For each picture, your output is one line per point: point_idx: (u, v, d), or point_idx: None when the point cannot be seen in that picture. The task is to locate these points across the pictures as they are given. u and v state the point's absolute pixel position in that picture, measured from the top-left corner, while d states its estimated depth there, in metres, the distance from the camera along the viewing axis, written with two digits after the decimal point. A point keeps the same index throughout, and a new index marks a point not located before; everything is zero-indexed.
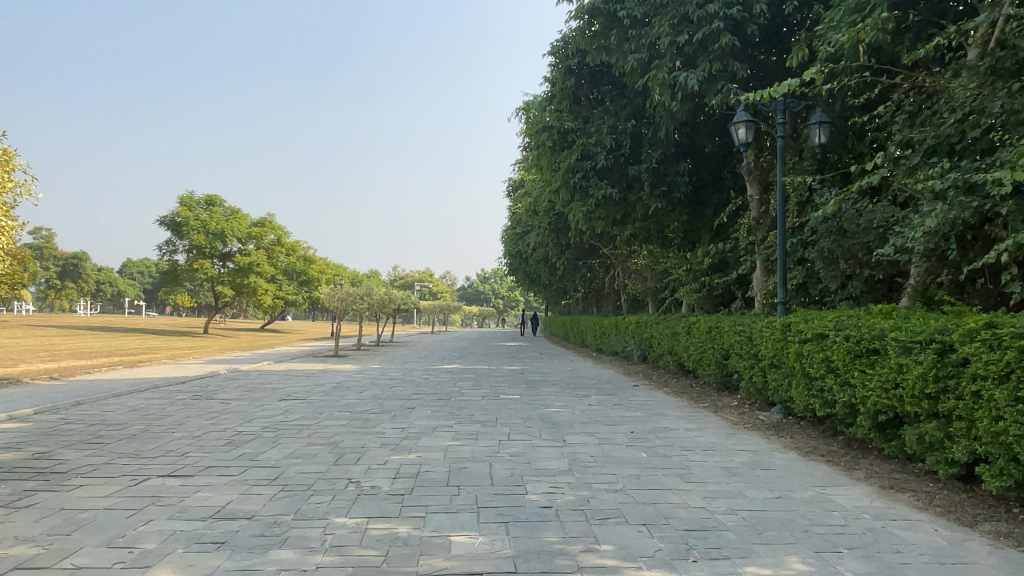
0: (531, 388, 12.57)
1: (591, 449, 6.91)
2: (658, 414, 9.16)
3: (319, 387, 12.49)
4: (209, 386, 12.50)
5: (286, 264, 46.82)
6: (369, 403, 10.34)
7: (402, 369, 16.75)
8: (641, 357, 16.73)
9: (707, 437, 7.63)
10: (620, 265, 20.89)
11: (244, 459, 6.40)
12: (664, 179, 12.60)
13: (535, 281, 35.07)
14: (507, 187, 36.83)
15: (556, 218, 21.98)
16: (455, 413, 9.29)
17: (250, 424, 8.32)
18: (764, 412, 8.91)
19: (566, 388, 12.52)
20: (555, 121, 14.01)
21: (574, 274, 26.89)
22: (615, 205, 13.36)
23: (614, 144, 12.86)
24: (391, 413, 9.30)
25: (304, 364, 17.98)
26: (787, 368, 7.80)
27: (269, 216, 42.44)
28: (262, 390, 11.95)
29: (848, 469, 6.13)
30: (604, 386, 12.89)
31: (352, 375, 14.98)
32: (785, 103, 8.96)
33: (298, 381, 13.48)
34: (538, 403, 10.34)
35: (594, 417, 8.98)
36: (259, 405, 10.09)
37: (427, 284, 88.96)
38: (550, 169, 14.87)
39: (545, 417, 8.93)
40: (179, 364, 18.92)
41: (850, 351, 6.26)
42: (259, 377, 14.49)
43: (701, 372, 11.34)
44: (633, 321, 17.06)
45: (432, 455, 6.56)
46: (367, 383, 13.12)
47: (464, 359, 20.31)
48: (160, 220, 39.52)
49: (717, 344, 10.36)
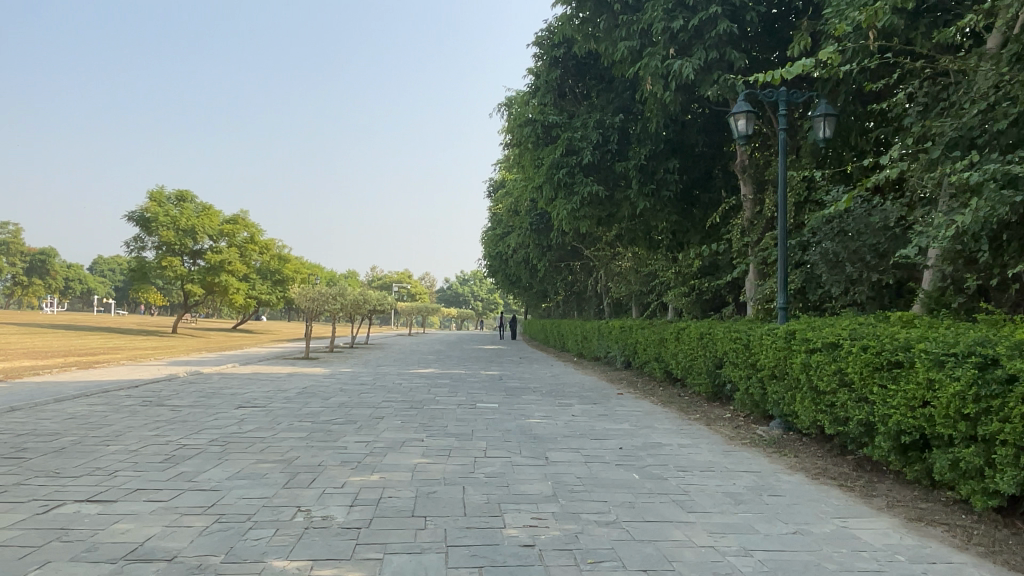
0: (510, 396, 11.82)
1: (576, 469, 6.18)
2: (647, 427, 8.47)
3: (282, 393, 11.64)
4: (163, 391, 11.59)
5: (259, 263, 45.62)
6: (335, 412, 9.53)
7: (374, 373, 15.91)
8: (625, 363, 16.05)
9: (703, 454, 6.94)
10: (603, 268, 20.24)
11: (180, 480, 5.58)
12: (653, 177, 11.95)
13: (515, 284, 34.31)
14: (488, 187, 36.10)
15: (538, 218, 21.31)
16: (427, 424, 8.53)
17: (198, 436, 7.48)
18: (760, 426, 8.25)
19: (547, 396, 11.79)
20: (539, 115, 13.32)
21: (555, 276, 26.20)
22: (601, 203, 12.68)
23: (601, 139, 12.18)
24: (357, 424, 8.51)
25: (271, 368, 17.05)
26: (791, 380, 7.12)
27: (243, 213, 41.34)
28: (220, 396, 11.07)
29: (866, 495, 5.47)
30: (587, 394, 12.17)
31: (320, 380, 14.13)
32: (788, 94, 8.34)
33: (261, 386, 12.61)
34: (518, 413, 9.61)
35: (578, 430, 8.25)
36: (213, 413, 9.23)
37: (406, 285, 87.86)
38: (533, 165, 14.15)
39: (525, 429, 8.19)
40: (139, 365, 17.89)
41: (868, 363, 5.61)
42: (220, 381, 13.59)
43: (690, 380, 10.69)
44: (617, 325, 16.37)
45: (398, 476, 5.78)
46: (334, 389, 12.29)
47: (440, 363, 19.52)
48: (128, 216, 38.18)
49: (709, 352, 9.71)
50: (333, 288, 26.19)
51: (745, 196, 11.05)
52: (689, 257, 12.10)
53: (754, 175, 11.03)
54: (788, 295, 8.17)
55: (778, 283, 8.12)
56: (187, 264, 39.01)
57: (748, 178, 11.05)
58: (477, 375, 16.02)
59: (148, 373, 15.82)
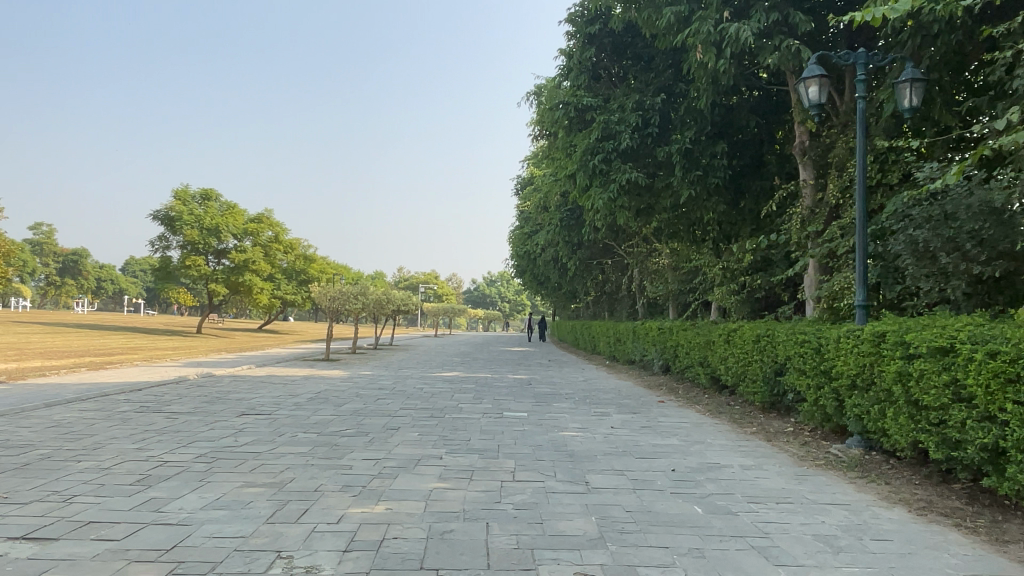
0: (541, 403, 10.74)
1: (625, 499, 5.09)
2: (699, 444, 7.33)
3: (292, 398, 10.69)
4: (166, 396, 10.71)
5: (284, 262, 45.11)
6: (346, 422, 8.54)
7: (393, 377, 14.91)
8: (664, 368, 14.85)
9: (773, 483, 5.78)
10: (638, 265, 19.01)
11: (145, 509, 4.60)
12: (698, 163, 10.83)
13: (542, 283, 33.19)
14: (516, 183, 35.05)
15: (568, 213, 20.21)
16: (448, 437, 7.50)
17: (185, 451, 6.52)
18: (835, 445, 7.09)
19: (582, 404, 10.68)
20: (572, 97, 12.27)
21: (587, 275, 25.02)
22: (640, 193, 11.56)
23: (640, 122, 11.09)
24: (368, 437, 7.49)
25: (288, 370, 16.18)
26: (881, 392, 5.97)
27: (268, 212, 40.94)
28: (224, 402, 10.16)
29: (997, 542, 4.30)
30: (626, 403, 11.02)
31: (337, 384, 13.19)
32: (867, 56, 7.20)
33: (271, 391, 11.69)
34: (550, 424, 8.54)
35: (621, 447, 7.13)
36: (211, 422, 8.29)
37: (433, 286, 87.15)
38: (565, 152, 13.08)
39: (559, 446, 7.09)
40: (152, 366, 17.20)
41: (997, 374, 4.46)
42: (229, 384, 12.73)
43: (743, 389, 9.53)
44: (655, 326, 15.15)
45: (408, 508, 4.74)
46: (350, 394, 11.31)
47: (465, 366, 18.49)
48: (154, 215, 37.89)
49: (768, 357, 8.55)
50: (355, 287, 25.32)
51: (804, 181, 9.95)
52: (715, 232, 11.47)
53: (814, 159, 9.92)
54: (868, 292, 7.02)
55: (857, 278, 6.97)
56: (212, 263, 38.58)
57: (807, 162, 9.99)
58: (505, 379, 14.96)
59: (158, 375, 15.02)
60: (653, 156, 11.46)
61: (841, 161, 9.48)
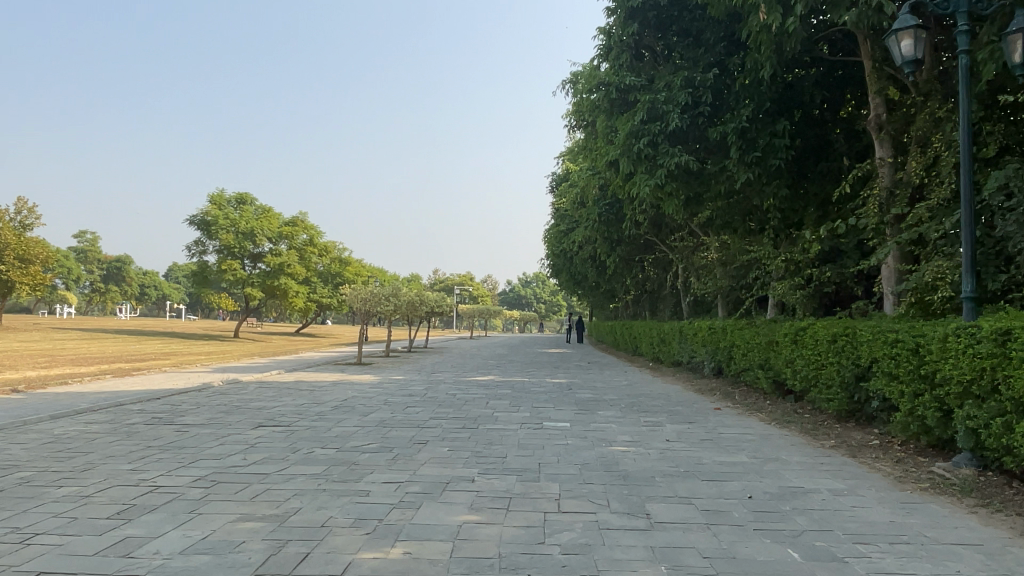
0: (584, 411, 9.77)
1: (698, 538, 4.11)
2: (773, 464, 6.30)
3: (315, 407, 9.93)
4: (183, 405, 10.03)
5: (319, 265, 44.84)
6: (370, 435, 7.69)
7: (426, 382, 14.09)
8: (716, 370, 13.72)
9: (878, 516, 4.72)
10: (684, 261, 17.88)
11: (111, 555, 3.78)
12: (755, 144, 9.79)
13: (580, 283, 32.16)
14: (552, 180, 34.13)
15: (607, 207, 19.18)
16: (482, 454, 6.60)
17: (184, 472, 5.74)
18: (939, 463, 6.00)
19: (630, 412, 9.69)
20: (614, 77, 11.30)
21: (627, 273, 23.93)
22: (690, 179, 10.55)
23: (691, 100, 10.07)
24: (392, 453, 6.64)
25: (316, 376, 15.49)
26: (1009, 403, 4.87)
27: (302, 216, 40.71)
28: (243, 412, 9.43)
29: None
30: (679, 410, 9.99)
31: (365, 390, 12.41)
32: (971, 2, 6.06)
33: (295, 398, 10.95)
34: (596, 437, 7.58)
35: (683, 467, 6.13)
36: (222, 436, 7.52)
37: (468, 287, 86.58)
38: (606, 138, 12.10)
39: (610, 465, 6.13)
40: (180, 372, 16.69)
41: None
42: (253, 391, 12.05)
43: (816, 395, 8.45)
44: (705, 326, 14.03)
45: (430, 552, 3.83)
46: (378, 402, 10.51)
47: (501, 370, 17.59)
48: (189, 219, 37.87)
49: (849, 359, 7.47)
50: (389, 288, 24.63)
51: (880, 159, 8.80)
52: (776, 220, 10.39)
53: (892, 135, 8.77)
54: (975, 281, 5.93)
55: (964, 264, 5.88)
56: (247, 267, 38.41)
57: (884, 139, 8.81)
58: (544, 384, 14.02)
59: (183, 381, 14.45)
60: (704, 138, 10.44)
61: (924, 136, 8.37)
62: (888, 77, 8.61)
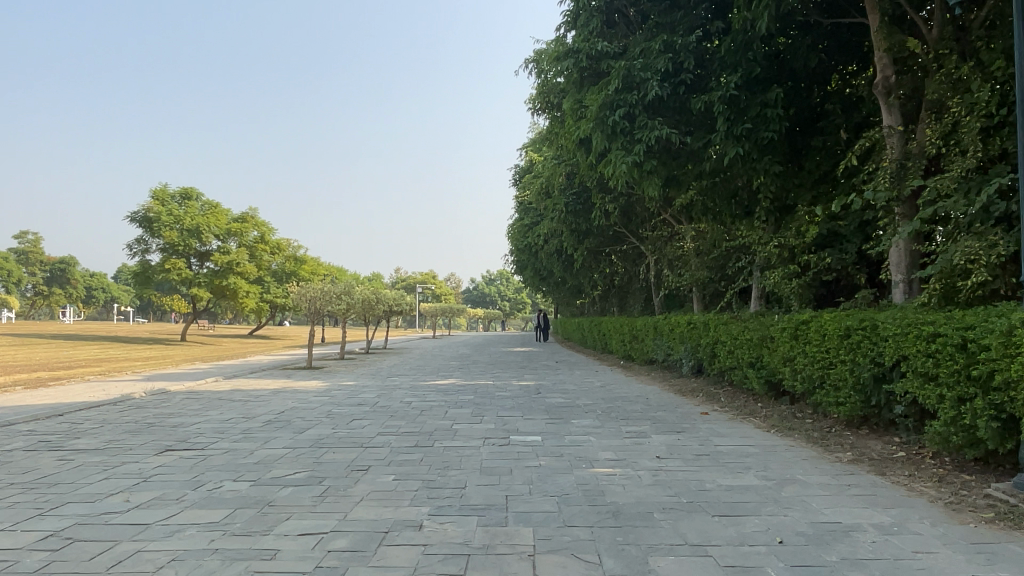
0: (556, 421, 8.53)
1: None
2: (792, 490, 5.15)
3: (243, 423, 8.48)
4: (84, 424, 8.50)
5: (272, 264, 42.84)
6: (300, 460, 6.30)
7: (378, 388, 12.71)
8: (696, 369, 12.63)
9: (957, 570, 3.55)
10: (657, 252, 16.79)
11: None
12: (744, 114, 8.70)
13: (545, 279, 30.99)
14: (514, 173, 32.97)
15: (574, 196, 17.99)
16: (435, 484, 5.30)
17: (34, 526, 4.31)
18: (995, 483, 4.90)
19: (610, 421, 8.46)
20: (584, 44, 10.08)
21: (594, 267, 22.80)
22: (671, 156, 9.40)
23: (671, 66, 8.87)
24: (321, 486, 5.29)
25: (257, 383, 13.95)
26: None
27: (252, 212, 38.74)
28: (153, 431, 7.94)
29: None
30: (663, 418, 8.80)
31: (309, 399, 10.98)
32: None
33: (223, 412, 9.48)
34: (573, 455, 6.35)
35: (684, 497, 4.92)
36: (112, 467, 6.06)
37: (430, 286, 84.85)
38: (575, 114, 10.89)
39: (595, 496, 4.86)
40: (104, 381, 14.95)
41: None
42: (177, 404, 10.52)
43: (822, 398, 7.37)
44: (683, 320, 12.91)
45: None
46: (318, 415, 9.10)
47: (463, 372, 16.26)
48: (131, 216, 35.62)
49: (868, 358, 6.40)
50: (344, 285, 22.99)
51: (889, 128, 7.78)
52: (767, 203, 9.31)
53: (901, 100, 7.78)
54: None
55: None
56: (194, 267, 36.30)
57: (892, 105, 7.81)
58: (509, 388, 12.75)
59: (102, 392, 12.79)
60: (686, 110, 9.29)
61: (940, 100, 7.34)
62: (898, 33, 7.60)
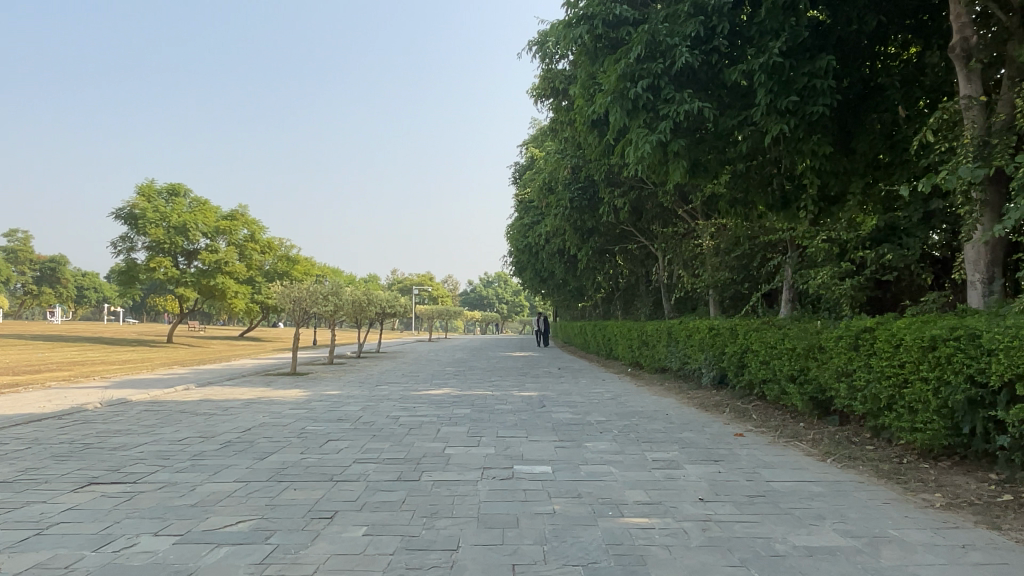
0: (567, 444, 7.23)
1: None
2: (894, 557, 3.84)
3: (196, 446, 7.14)
4: (10, 444, 7.17)
5: (263, 264, 41.53)
6: (251, 500, 5.00)
7: (364, 399, 11.40)
8: (717, 380, 11.35)
9: None
10: (670, 250, 15.53)
11: None
12: (789, 87, 7.41)
13: (546, 281, 29.71)
14: (516, 171, 31.65)
15: (580, 191, 16.71)
16: (419, 544, 4.00)
17: None
18: None
19: (631, 445, 7.15)
20: (599, 7, 8.77)
21: (600, 267, 21.50)
22: (701, 138, 8.13)
23: (703, 30, 7.56)
24: (267, 545, 3.99)
25: (232, 392, 12.60)
26: None
27: (242, 209, 37.42)
28: (86, 456, 6.60)
29: None
30: (693, 441, 7.49)
31: (282, 413, 9.65)
32: None
33: (179, 429, 8.15)
34: (595, 496, 5.05)
35: (755, 568, 3.62)
36: (9, 510, 4.75)
37: (428, 287, 83.48)
38: (588, 90, 9.58)
39: (634, 569, 3.56)
40: (63, 388, 13.58)
41: None
42: (131, 418, 9.19)
43: (892, 422, 6.11)
44: (702, 325, 11.60)
45: None
46: (288, 435, 7.78)
47: (459, 380, 14.96)
48: (114, 213, 34.16)
49: (963, 376, 5.14)
50: (331, 284, 21.54)
51: (968, 98, 6.53)
52: (813, 192, 8.02)
53: (983, 66, 6.55)
54: None
55: None
56: (181, 265, 34.95)
57: (973, 71, 6.58)
58: (510, 399, 11.44)
59: (54, 400, 11.42)
60: (719, 83, 7.99)
61: None
62: None
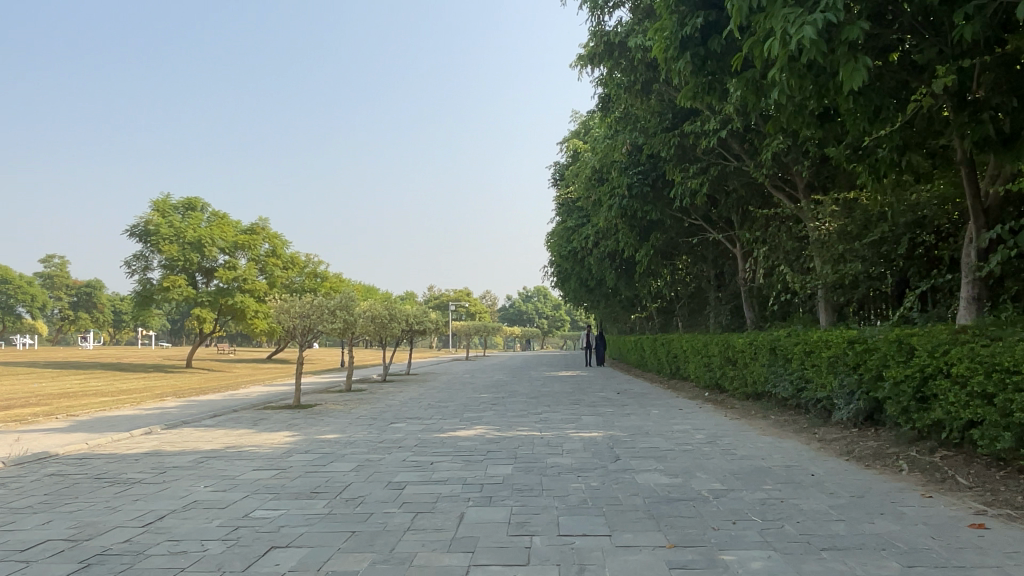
0: (690, 557, 3.97)
1: None
2: None
3: (35, 568, 4.09)
4: None
5: (289, 282, 39.19)
6: None
7: (365, 449, 8.28)
8: (862, 415, 7.98)
9: None
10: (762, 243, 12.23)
11: None
12: None
13: (592, 291, 26.54)
14: (555, 170, 28.67)
15: (641, 174, 13.47)
16: None
17: None
18: None
19: (808, 564, 3.86)
20: None
21: (660, 271, 18.23)
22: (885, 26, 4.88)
23: None
24: None
25: (200, 438, 9.61)
26: None
27: (261, 221, 34.88)
28: None
29: None
30: (914, 550, 4.14)
31: (236, 479, 6.55)
32: None
33: (50, 522, 5.10)
34: None
35: None
36: None
37: (465, 303, 81.16)
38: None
39: None
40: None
41: None
42: (12, 492, 6.18)
43: None
44: (836, 337, 8.23)
45: None
46: (215, 534, 4.68)
47: (496, 413, 11.78)
48: (129, 230, 32.06)
49: None
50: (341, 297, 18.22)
51: None
52: None
53: None
54: None
55: None
56: (200, 284, 32.81)
57: None
58: (566, 446, 8.20)
59: None
60: None
61: None
62: None
